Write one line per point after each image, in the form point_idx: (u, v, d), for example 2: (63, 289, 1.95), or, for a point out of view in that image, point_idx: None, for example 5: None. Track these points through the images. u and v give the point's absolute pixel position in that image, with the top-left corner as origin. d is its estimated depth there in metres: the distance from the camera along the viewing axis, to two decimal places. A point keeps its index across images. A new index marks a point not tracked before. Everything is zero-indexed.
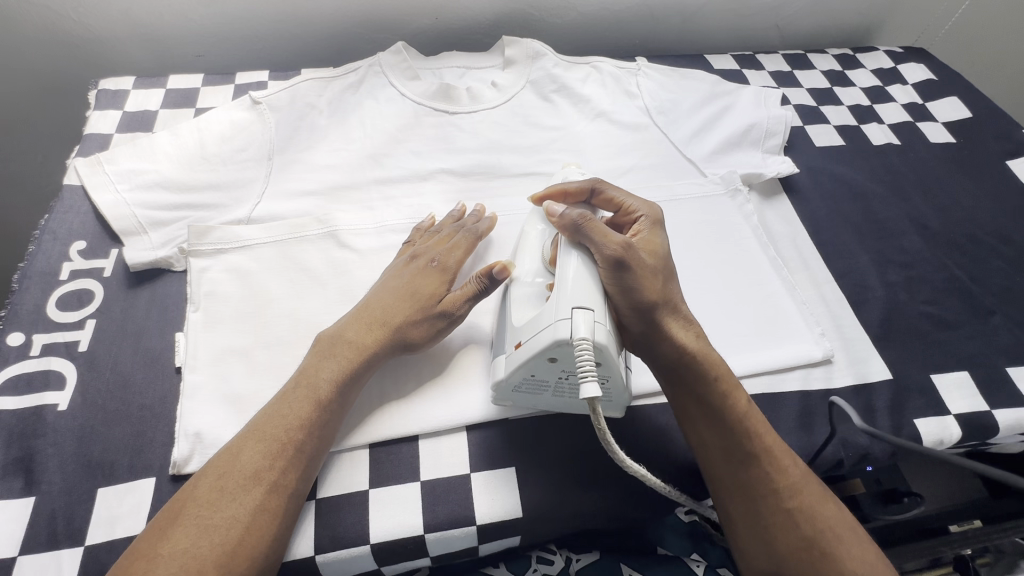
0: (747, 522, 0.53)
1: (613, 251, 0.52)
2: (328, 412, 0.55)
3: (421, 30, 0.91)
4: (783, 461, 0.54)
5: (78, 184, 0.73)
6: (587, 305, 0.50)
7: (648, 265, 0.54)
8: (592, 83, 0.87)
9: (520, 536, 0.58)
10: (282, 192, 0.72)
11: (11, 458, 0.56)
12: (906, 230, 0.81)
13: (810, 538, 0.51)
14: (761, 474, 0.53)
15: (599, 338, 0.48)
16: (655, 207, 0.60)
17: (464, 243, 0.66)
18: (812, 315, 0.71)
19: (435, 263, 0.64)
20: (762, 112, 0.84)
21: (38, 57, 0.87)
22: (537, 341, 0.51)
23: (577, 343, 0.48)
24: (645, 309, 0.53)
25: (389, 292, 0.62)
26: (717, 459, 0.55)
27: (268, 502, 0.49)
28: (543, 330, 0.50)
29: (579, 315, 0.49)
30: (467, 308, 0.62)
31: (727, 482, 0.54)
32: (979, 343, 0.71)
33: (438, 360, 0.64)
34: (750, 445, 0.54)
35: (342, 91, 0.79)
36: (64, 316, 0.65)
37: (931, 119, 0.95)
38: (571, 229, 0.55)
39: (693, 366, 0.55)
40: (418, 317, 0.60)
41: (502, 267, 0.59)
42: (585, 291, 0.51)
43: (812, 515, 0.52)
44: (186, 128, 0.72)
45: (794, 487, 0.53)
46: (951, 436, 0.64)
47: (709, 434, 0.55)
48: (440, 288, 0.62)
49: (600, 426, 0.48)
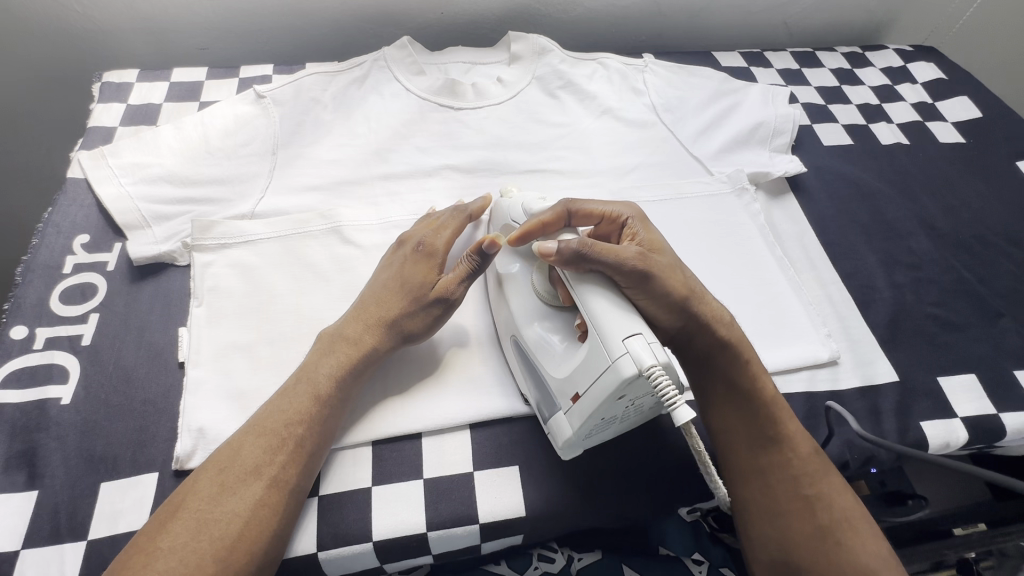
0: (764, 513, 0.54)
1: (633, 264, 0.51)
2: (329, 407, 0.55)
3: (427, 24, 0.90)
4: (805, 448, 0.55)
5: (81, 178, 0.73)
6: (635, 329, 0.47)
7: (666, 266, 0.53)
8: (598, 80, 0.86)
9: (523, 534, 0.57)
10: (286, 187, 0.72)
11: (13, 452, 0.56)
12: (913, 230, 0.80)
13: (825, 526, 0.52)
14: (783, 460, 0.54)
15: (662, 357, 0.46)
16: (635, 206, 0.59)
17: (454, 221, 0.64)
18: (818, 316, 0.71)
19: (427, 245, 0.62)
20: (770, 110, 0.83)
21: (41, 49, 0.87)
22: (601, 387, 0.47)
23: (648, 373, 0.45)
24: (678, 307, 0.53)
25: (382, 286, 0.61)
26: (739, 446, 0.55)
27: (269, 496, 0.49)
28: (602, 374, 0.47)
29: (634, 344, 0.46)
30: (463, 290, 0.61)
31: (745, 468, 0.55)
32: (986, 345, 0.70)
33: (433, 351, 0.64)
34: (775, 432, 0.55)
35: (348, 85, 0.78)
36: (66, 310, 0.64)
37: (941, 119, 0.94)
38: (571, 261, 0.51)
39: (726, 353, 0.55)
40: (412, 307, 0.60)
41: (491, 241, 0.58)
42: (621, 321, 0.48)
43: (831, 504, 0.53)
44: (189, 121, 0.71)
45: (814, 476, 0.54)
46: (957, 439, 0.63)
47: (733, 421, 0.56)
48: (431, 273, 0.61)
49: (698, 448, 0.48)
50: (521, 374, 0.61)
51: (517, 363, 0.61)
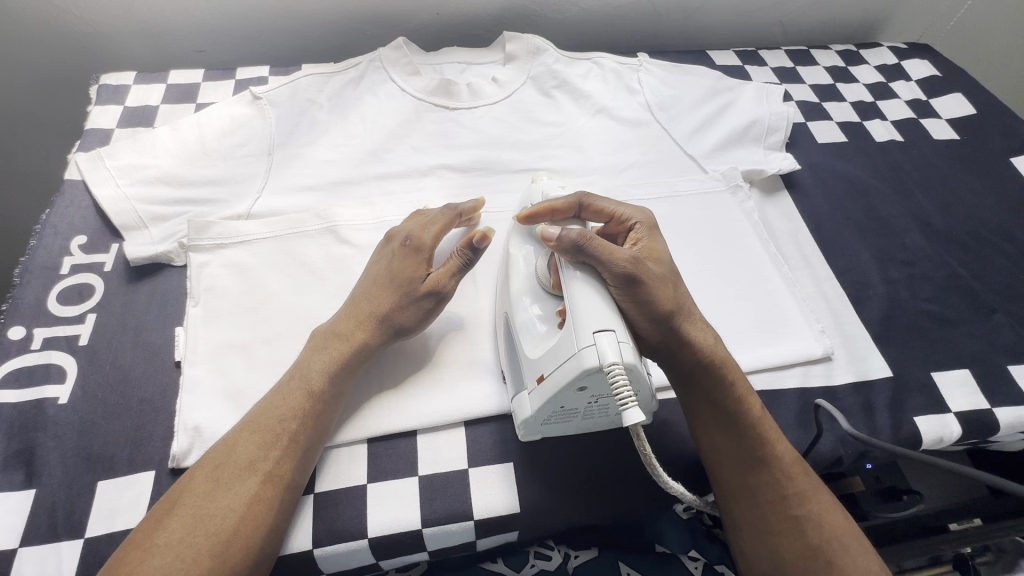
0: (752, 528, 0.54)
1: (623, 268, 0.51)
2: (323, 402, 0.55)
3: (422, 25, 0.91)
4: (794, 469, 0.54)
5: (78, 179, 0.73)
6: (609, 325, 0.48)
7: (657, 275, 0.53)
8: (593, 79, 0.86)
9: (518, 532, 0.58)
10: (282, 188, 0.72)
11: (12, 451, 0.56)
12: (908, 227, 0.81)
13: (817, 546, 0.52)
14: (772, 481, 0.54)
15: (628, 358, 0.47)
16: (647, 211, 0.59)
17: (443, 217, 0.65)
18: (812, 312, 0.71)
19: (414, 239, 0.62)
20: (765, 109, 0.83)
21: (38, 54, 0.88)
22: (563, 373, 0.48)
23: (608, 368, 0.46)
24: (663, 318, 0.53)
25: (373, 282, 0.62)
26: (727, 466, 0.55)
27: (264, 492, 0.49)
28: (566, 361, 0.49)
29: (603, 338, 0.47)
30: (454, 284, 0.61)
31: (734, 487, 0.55)
32: (980, 340, 0.71)
33: (428, 344, 0.65)
34: (761, 450, 0.54)
35: (343, 86, 0.79)
36: (63, 310, 0.65)
37: (935, 115, 0.95)
38: (570, 249, 0.53)
39: (713, 370, 0.55)
40: (404, 302, 0.60)
41: (482, 234, 0.59)
42: (601, 314, 0.49)
43: (821, 523, 0.52)
44: (186, 123, 0.71)
45: (804, 496, 0.53)
46: (951, 434, 0.64)
47: (721, 440, 0.56)
48: (421, 268, 0.61)
49: (647, 451, 0.50)
50: (506, 360, 0.61)
51: (506, 354, 0.61)
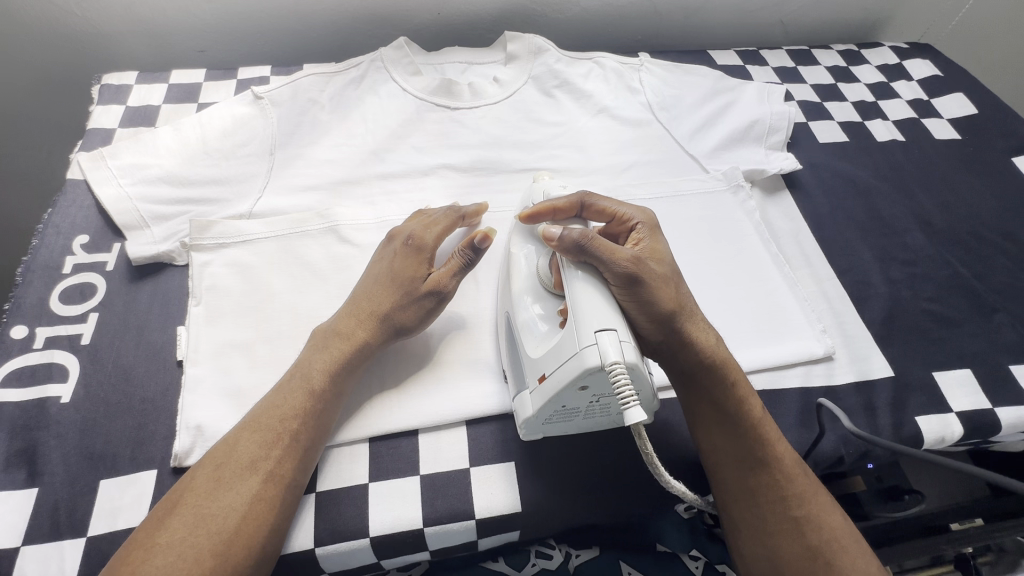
0: (751, 528, 0.54)
1: (624, 267, 0.51)
2: (323, 401, 0.55)
3: (422, 26, 0.91)
4: (794, 470, 0.54)
5: (80, 179, 0.74)
6: (610, 324, 0.48)
7: (658, 275, 0.53)
8: (594, 79, 0.86)
9: (519, 531, 0.58)
10: (283, 187, 0.73)
11: (13, 449, 0.56)
12: (909, 227, 0.80)
13: (816, 547, 0.52)
14: (772, 482, 0.54)
15: (629, 357, 0.47)
16: (648, 211, 0.59)
17: (445, 218, 0.65)
18: (813, 312, 0.71)
19: (416, 239, 0.62)
20: (766, 108, 0.83)
21: (39, 55, 0.88)
22: (564, 372, 0.48)
23: (609, 367, 0.46)
24: (665, 318, 0.53)
25: (374, 281, 0.62)
26: (728, 466, 0.55)
27: (265, 491, 0.49)
28: (567, 360, 0.49)
29: (604, 338, 0.47)
30: (455, 284, 0.61)
31: (734, 487, 0.55)
32: (981, 340, 0.71)
33: (429, 343, 0.65)
34: (761, 450, 0.54)
35: (344, 86, 0.79)
36: (66, 309, 0.65)
37: (936, 115, 0.95)
38: (572, 249, 0.53)
39: (714, 371, 0.55)
40: (405, 301, 0.60)
41: (483, 235, 0.59)
42: (602, 314, 0.49)
43: (820, 524, 0.53)
44: (187, 123, 0.71)
45: (804, 497, 0.53)
46: (952, 434, 0.64)
47: (722, 440, 0.56)
48: (421, 268, 0.61)
49: (648, 451, 0.50)
50: (507, 360, 0.61)
51: (507, 353, 0.61)
